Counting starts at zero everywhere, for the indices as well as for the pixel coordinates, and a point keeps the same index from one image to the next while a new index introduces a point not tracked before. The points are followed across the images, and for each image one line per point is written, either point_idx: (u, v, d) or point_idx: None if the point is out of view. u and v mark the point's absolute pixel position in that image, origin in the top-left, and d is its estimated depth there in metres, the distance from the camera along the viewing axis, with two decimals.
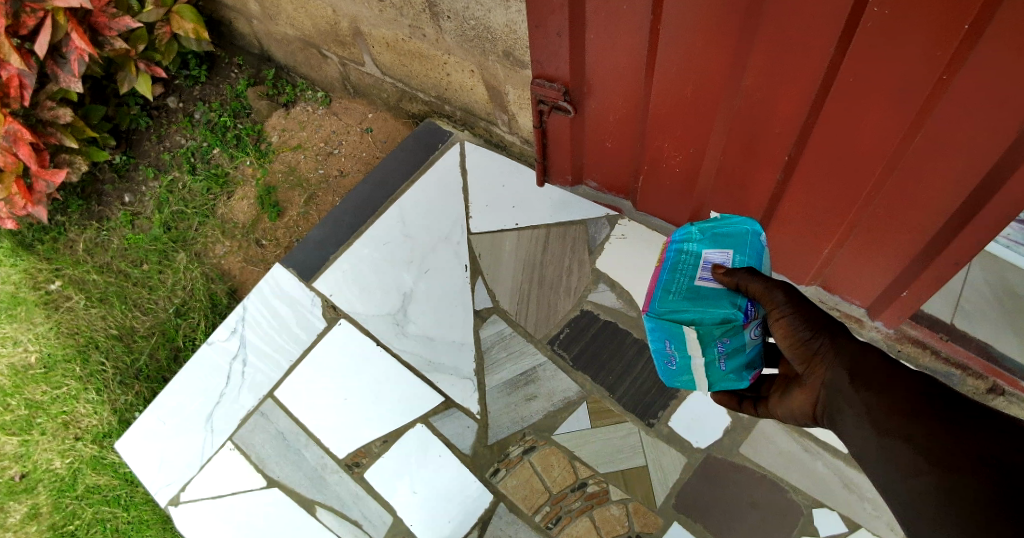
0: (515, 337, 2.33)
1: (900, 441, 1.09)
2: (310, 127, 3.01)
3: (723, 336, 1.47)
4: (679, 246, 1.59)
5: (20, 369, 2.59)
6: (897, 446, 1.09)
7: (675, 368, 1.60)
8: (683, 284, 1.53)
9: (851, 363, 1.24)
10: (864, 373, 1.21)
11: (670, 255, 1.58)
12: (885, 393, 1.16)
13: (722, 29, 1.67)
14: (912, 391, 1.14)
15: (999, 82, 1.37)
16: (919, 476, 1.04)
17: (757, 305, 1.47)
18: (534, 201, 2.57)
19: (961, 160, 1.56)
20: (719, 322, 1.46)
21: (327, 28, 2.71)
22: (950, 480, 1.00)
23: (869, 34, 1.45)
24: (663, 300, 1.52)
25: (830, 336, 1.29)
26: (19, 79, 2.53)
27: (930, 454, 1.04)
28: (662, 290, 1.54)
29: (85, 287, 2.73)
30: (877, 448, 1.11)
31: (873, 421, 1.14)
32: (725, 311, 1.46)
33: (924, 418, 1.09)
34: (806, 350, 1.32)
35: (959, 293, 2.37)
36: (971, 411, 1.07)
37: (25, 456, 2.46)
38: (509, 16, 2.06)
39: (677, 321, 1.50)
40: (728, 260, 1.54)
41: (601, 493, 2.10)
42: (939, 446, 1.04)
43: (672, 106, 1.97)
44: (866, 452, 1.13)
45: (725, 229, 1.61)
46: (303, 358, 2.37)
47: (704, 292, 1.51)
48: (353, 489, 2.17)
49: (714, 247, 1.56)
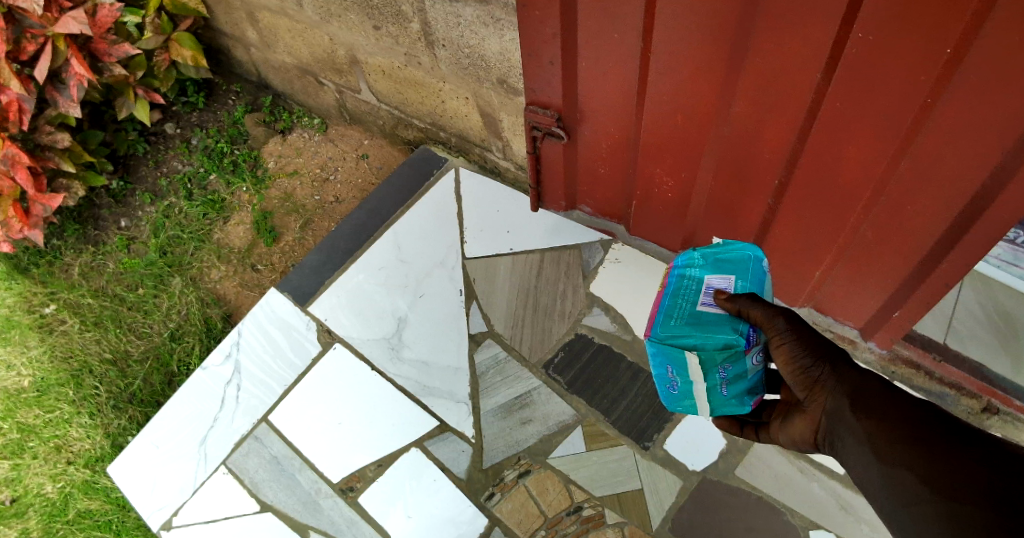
0: (510, 361, 2.35)
1: (901, 468, 1.11)
2: (306, 153, 3.04)
3: (725, 361, 1.49)
4: (682, 271, 1.61)
5: (13, 393, 2.59)
6: (899, 473, 1.11)
7: (677, 392, 1.58)
8: (685, 309, 1.56)
9: (854, 390, 1.26)
10: (866, 398, 1.24)
11: (673, 279, 1.60)
12: (886, 421, 1.18)
13: (712, 56, 1.71)
14: (911, 418, 1.17)
15: (983, 106, 1.41)
16: (920, 503, 1.06)
17: (758, 330, 1.50)
18: (528, 226, 2.60)
19: (948, 183, 1.59)
20: (721, 347, 1.49)
21: (325, 56, 2.75)
22: (949, 506, 1.02)
23: (854, 61, 1.49)
24: (665, 324, 1.55)
25: (830, 366, 1.33)
26: (19, 104, 2.56)
27: (931, 481, 1.06)
28: (664, 315, 1.56)
29: (80, 310, 2.73)
30: (879, 475, 1.13)
31: (875, 449, 1.17)
32: (728, 336, 1.49)
33: (926, 443, 1.11)
34: (806, 377, 1.35)
35: (950, 315, 2.40)
36: (967, 435, 1.09)
37: (16, 481, 2.44)
38: (503, 45, 2.11)
39: (679, 346, 1.52)
40: (731, 286, 1.56)
41: (597, 517, 2.10)
42: (940, 472, 1.06)
43: (663, 132, 2.00)
44: (870, 476, 1.15)
45: (727, 254, 1.62)
46: (297, 382, 2.37)
47: (707, 318, 1.53)
48: (348, 514, 2.16)
49: (716, 273, 1.58)
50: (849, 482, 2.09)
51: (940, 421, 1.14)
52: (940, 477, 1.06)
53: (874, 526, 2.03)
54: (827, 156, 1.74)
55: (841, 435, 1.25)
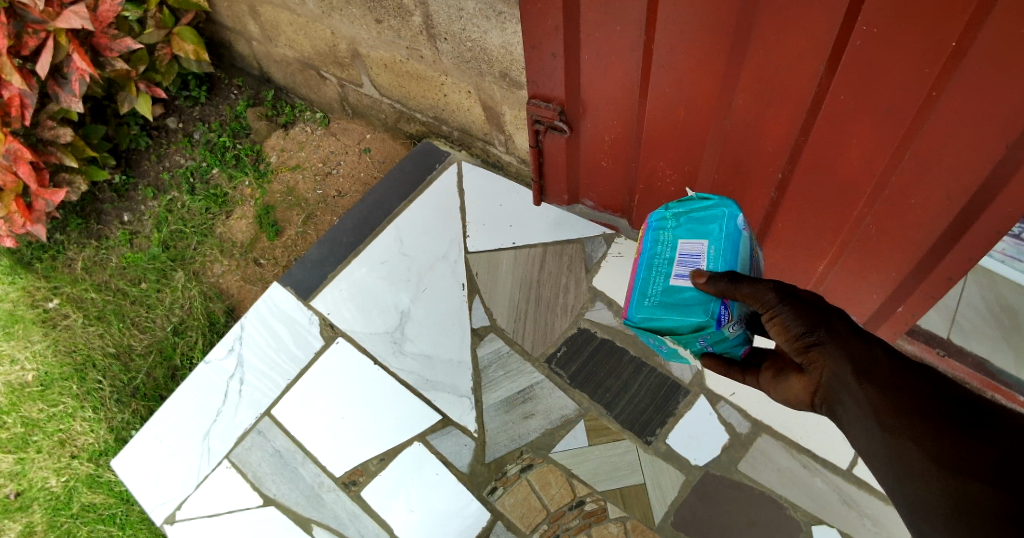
0: (513, 355, 2.34)
1: (907, 441, 1.11)
2: (308, 147, 3.04)
3: (702, 336, 1.53)
4: (658, 234, 1.70)
5: (17, 387, 2.59)
6: (904, 446, 1.11)
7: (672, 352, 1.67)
8: (659, 284, 1.59)
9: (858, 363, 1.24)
10: (875, 370, 1.22)
11: (647, 248, 1.68)
12: (890, 392, 1.17)
13: (714, 51, 1.70)
14: (918, 392, 1.15)
15: (986, 100, 1.40)
16: (926, 480, 1.06)
17: (730, 307, 1.49)
18: (531, 221, 2.59)
19: (950, 178, 1.59)
20: (694, 329, 1.51)
21: (326, 49, 2.74)
22: (955, 484, 1.02)
23: (857, 53, 1.48)
24: (640, 307, 1.59)
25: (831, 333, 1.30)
26: (21, 99, 2.55)
27: (940, 459, 1.06)
28: (640, 295, 1.60)
29: (84, 305, 2.73)
30: (884, 451, 1.13)
31: (879, 420, 1.15)
32: (698, 319, 1.50)
33: (934, 421, 1.10)
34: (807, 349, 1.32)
35: (954, 309, 2.39)
36: (973, 412, 1.09)
37: (20, 475, 2.45)
38: (505, 38, 2.10)
39: (655, 327, 1.57)
40: (703, 251, 1.58)
41: (599, 511, 2.10)
42: (947, 449, 1.06)
43: (666, 126, 1.99)
44: (872, 451, 1.15)
45: (701, 214, 1.67)
46: (300, 376, 2.37)
47: (678, 297, 1.54)
48: (350, 507, 2.16)
49: (688, 239, 1.62)
50: (853, 477, 2.09)
51: (942, 397, 1.14)
52: (946, 454, 1.06)
53: (877, 520, 2.02)
54: (830, 150, 1.73)
55: (841, 399, 1.25)
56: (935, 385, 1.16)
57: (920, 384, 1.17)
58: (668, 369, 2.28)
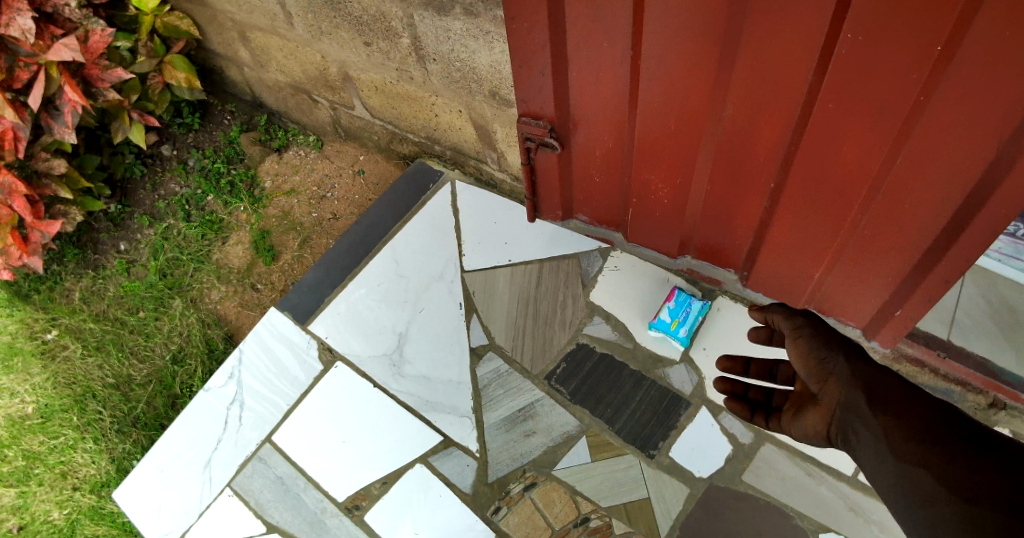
0: (512, 374, 2.33)
1: (918, 467, 1.14)
2: (302, 170, 3.04)
3: None
4: None
5: (17, 421, 2.58)
6: (914, 472, 1.14)
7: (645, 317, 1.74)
8: None
9: (867, 383, 1.32)
10: None
11: None
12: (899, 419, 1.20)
13: (701, 63, 1.70)
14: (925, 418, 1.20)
15: (977, 99, 1.40)
16: (937, 504, 1.08)
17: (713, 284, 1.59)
18: (526, 237, 2.59)
19: (946, 177, 1.59)
20: None
21: (317, 73, 2.76)
22: (967, 509, 1.04)
23: (845, 60, 1.48)
24: None
25: (845, 356, 1.41)
26: (14, 133, 2.57)
27: (949, 482, 1.09)
28: None
29: (82, 336, 2.73)
30: (893, 477, 1.17)
31: (891, 447, 1.20)
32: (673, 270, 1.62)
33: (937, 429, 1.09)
34: (821, 369, 1.43)
35: (953, 310, 2.38)
36: (982, 443, 1.12)
37: (23, 509, 2.44)
38: (493, 56, 2.11)
39: None
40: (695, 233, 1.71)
41: (604, 527, 2.08)
42: (956, 473, 1.09)
43: (657, 139, 1.99)
44: (883, 477, 1.19)
45: None
46: (301, 401, 2.36)
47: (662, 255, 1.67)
48: (354, 532, 2.15)
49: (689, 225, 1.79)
50: (857, 484, 2.07)
51: (949, 427, 1.17)
52: (953, 478, 1.09)
53: (884, 527, 2.00)
54: (821, 156, 1.73)
55: (856, 429, 1.29)
56: (943, 417, 1.19)
57: (927, 409, 1.22)
58: (668, 381, 2.27)
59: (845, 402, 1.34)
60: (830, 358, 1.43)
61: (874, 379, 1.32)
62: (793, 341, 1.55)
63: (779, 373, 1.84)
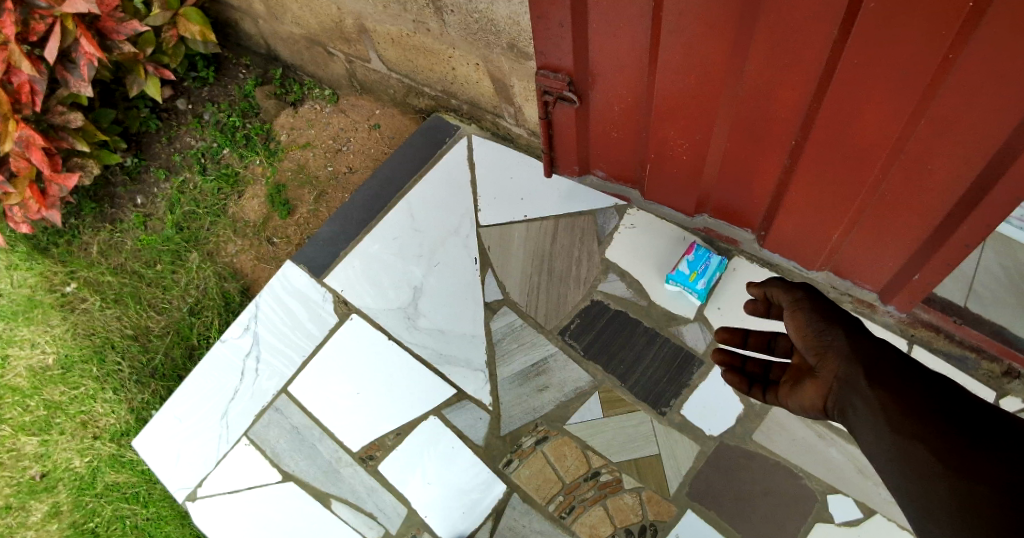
0: (526, 329, 2.34)
1: (915, 442, 1.13)
2: (318, 124, 3.02)
3: None
4: None
5: (38, 371, 2.63)
6: (913, 446, 1.13)
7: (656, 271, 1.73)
8: None
9: (866, 360, 1.30)
10: (887, 378, 1.25)
11: None
12: (899, 395, 1.21)
13: (722, 16, 1.66)
14: (929, 389, 1.20)
15: (1007, 58, 1.36)
16: (933, 480, 1.07)
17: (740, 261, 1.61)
18: (543, 192, 2.58)
19: (970, 139, 1.55)
20: None
21: (332, 26, 2.73)
22: (963, 486, 1.04)
23: (871, 15, 1.43)
24: None
25: (844, 331, 1.39)
26: (30, 86, 2.56)
27: (945, 457, 1.08)
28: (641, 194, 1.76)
29: (100, 288, 2.76)
30: (891, 448, 1.15)
31: (889, 421, 1.18)
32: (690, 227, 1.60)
33: (942, 427, 1.12)
34: (819, 341, 1.41)
35: (971, 277, 2.36)
36: (989, 420, 1.12)
37: (45, 456, 2.50)
38: (511, 8, 2.07)
39: None
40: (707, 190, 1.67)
41: (614, 482, 2.12)
42: (960, 448, 1.08)
43: (675, 94, 1.95)
44: (879, 452, 1.18)
45: None
46: (316, 353, 2.39)
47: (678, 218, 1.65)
48: (367, 482, 2.19)
49: None
50: None
51: (949, 404, 1.16)
52: (952, 454, 1.08)
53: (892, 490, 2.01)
54: (843, 115, 1.69)
55: (851, 401, 1.28)
56: (944, 395, 1.18)
57: (931, 384, 1.21)
58: (681, 339, 2.27)
59: (844, 377, 1.32)
60: (828, 331, 1.41)
61: (872, 352, 1.31)
62: (792, 313, 1.52)
63: (778, 346, 1.77)
